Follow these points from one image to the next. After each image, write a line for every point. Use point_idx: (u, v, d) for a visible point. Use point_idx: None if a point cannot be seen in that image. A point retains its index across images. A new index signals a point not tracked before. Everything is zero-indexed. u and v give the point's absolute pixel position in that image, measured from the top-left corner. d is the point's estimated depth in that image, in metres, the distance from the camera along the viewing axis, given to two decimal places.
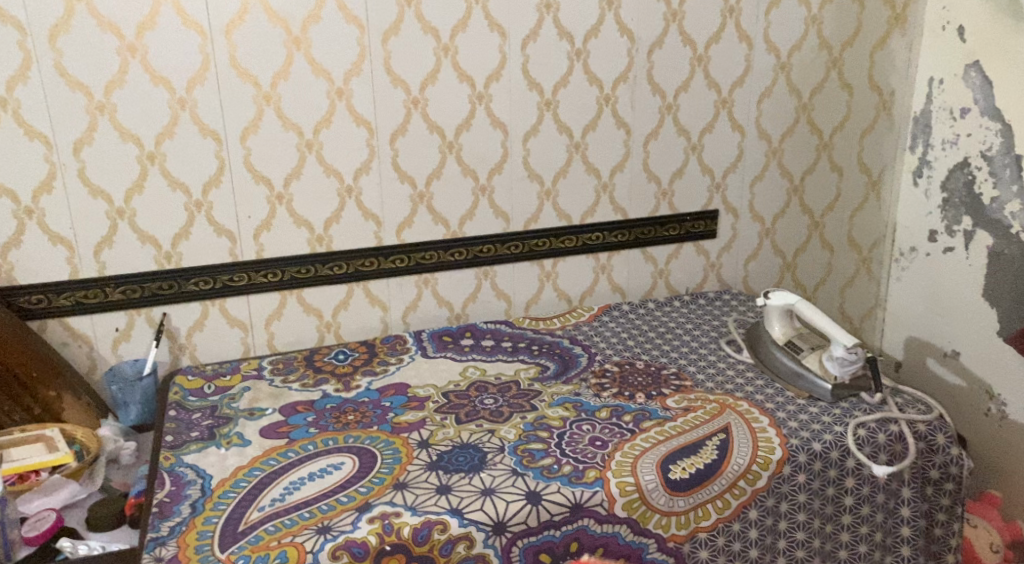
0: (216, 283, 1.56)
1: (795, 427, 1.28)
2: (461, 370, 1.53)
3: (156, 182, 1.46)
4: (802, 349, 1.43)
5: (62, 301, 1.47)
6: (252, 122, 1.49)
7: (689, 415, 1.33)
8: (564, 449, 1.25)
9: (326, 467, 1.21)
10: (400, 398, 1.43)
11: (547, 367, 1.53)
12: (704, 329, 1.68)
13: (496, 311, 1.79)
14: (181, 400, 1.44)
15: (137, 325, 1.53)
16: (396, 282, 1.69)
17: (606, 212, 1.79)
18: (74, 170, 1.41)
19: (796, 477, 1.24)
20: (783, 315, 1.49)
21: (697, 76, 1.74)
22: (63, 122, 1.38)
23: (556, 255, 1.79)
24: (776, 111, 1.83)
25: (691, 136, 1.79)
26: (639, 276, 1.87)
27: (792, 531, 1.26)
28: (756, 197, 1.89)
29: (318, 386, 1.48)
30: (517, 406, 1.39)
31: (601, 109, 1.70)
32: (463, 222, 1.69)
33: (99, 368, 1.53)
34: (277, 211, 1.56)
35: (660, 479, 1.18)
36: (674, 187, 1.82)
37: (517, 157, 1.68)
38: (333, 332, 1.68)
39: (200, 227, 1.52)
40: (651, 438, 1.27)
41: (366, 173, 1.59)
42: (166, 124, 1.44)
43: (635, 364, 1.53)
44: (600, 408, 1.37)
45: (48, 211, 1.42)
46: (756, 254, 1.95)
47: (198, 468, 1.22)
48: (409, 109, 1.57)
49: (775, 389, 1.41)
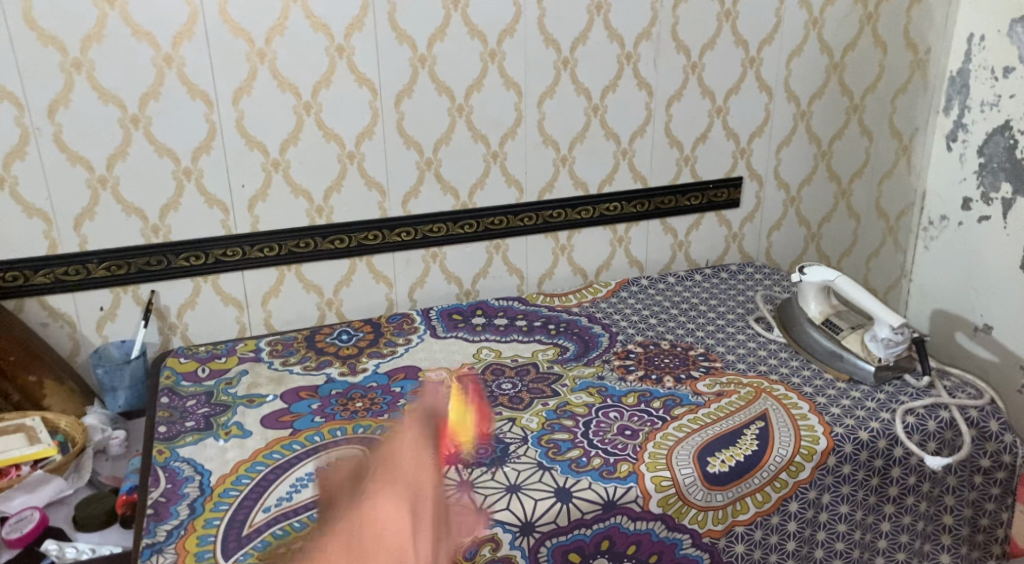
0: (208, 258, 1.44)
1: (839, 414, 1.19)
2: (474, 351, 1.43)
3: (141, 148, 1.33)
4: (841, 329, 1.34)
5: (40, 278, 1.34)
6: (245, 82, 1.35)
7: (723, 400, 1.24)
8: (592, 440, 1.15)
9: (336, 462, 1.11)
10: (410, 384, 1.33)
11: (567, 349, 1.43)
12: (730, 306, 1.59)
13: (508, 287, 1.69)
14: (173, 385, 1.33)
15: (123, 304, 1.41)
16: (402, 256, 1.57)
17: (625, 181, 1.68)
18: (49, 134, 1.27)
19: (841, 468, 1.15)
20: (820, 293, 1.40)
21: (724, 32, 1.62)
22: (35, 82, 1.24)
23: (571, 227, 1.68)
24: (806, 71, 1.72)
25: (716, 98, 1.67)
26: (658, 248, 1.77)
27: (833, 523, 1.17)
28: (782, 163, 1.79)
29: (322, 369, 1.38)
30: (537, 391, 1.29)
31: (622, 68, 1.58)
32: (473, 192, 1.58)
33: (83, 349, 1.41)
34: (273, 178, 1.43)
35: (698, 472, 1.09)
36: (697, 153, 1.71)
37: (532, 120, 1.56)
38: (335, 310, 1.57)
39: (190, 197, 1.39)
40: (685, 427, 1.18)
41: (370, 137, 1.47)
42: (152, 84, 1.30)
43: (660, 344, 1.44)
44: (627, 393, 1.28)
45: (21, 179, 1.29)
46: (779, 224, 1.86)
47: (195, 463, 1.12)
48: (416, 67, 1.44)
49: (812, 372, 1.32)
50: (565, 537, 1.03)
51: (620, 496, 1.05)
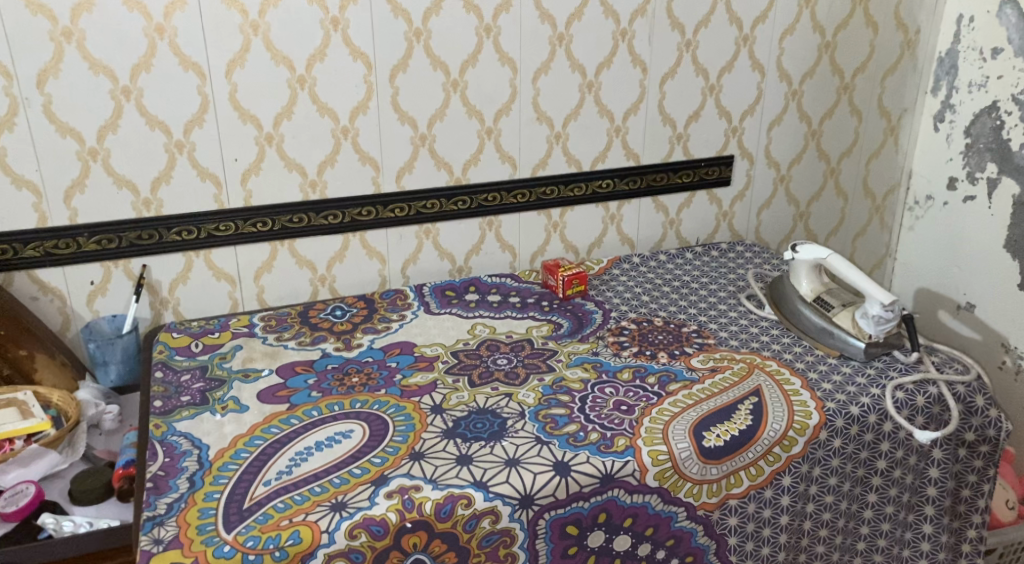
0: (201, 233, 1.43)
1: (830, 389, 1.22)
2: (469, 328, 1.44)
3: (133, 120, 1.31)
4: (832, 306, 1.37)
5: (29, 252, 1.33)
6: (238, 54, 1.33)
7: (717, 376, 1.26)
8: (589, 414, 1.17)
9: (335, 436, 1.12)
10: (406, 359, 1.33)
11: (561, 325, 1.44)
12: (721, 283, 1.60)
13: (500, 264, 1.69)
14: (166, 360, 1.32)
15: (114, 278, 1.39)
16: (396, 232, 1.57)
17: (618, 158, 1.68)
18: (38, 105, 1.25)
19: (832, 442, 1.18)
20: (812, 271, 1.43)
21: (719, 10, 1.62)
22: (25, 51, 1.21)
23: (564, 204, 1.68)
24: (798, 50, 1.72)
25: (709, 76, 1.67)
26: (649, 225, 1.78)
27: (823, 496, 1.21)
28: (773, 141, 1.80)
29: (317, 345, 1.37)
30: (533, 366, 1.31)
31: (617, 44, 1.58)
32: (467, 168, 1.57)
33: (74, 324, 1.40)
34: (266, 153, 1.42)
35: (694, 447, 1.11)
36: (690, 131, 1.72)
37: (526, 97, 1.56)
38: (328, 286, 1.56)
39: (182, 170, 1.37)
40: (680, 403, 1.20)
41: (364, 113, 1.45)
42: (143, 55, 1.28)
43: (653, 321, 1.45)
44: (622, 369, 1.30)
45: (10, 150, 1.26)
46: (769, 203, 1.87)
47: (193, 437, 1.12)
48: (411, 41, 1.43)
49: (803, 349, 1.35)
50: (563, 509, 1.05)
51: (617, 470, 1.07)
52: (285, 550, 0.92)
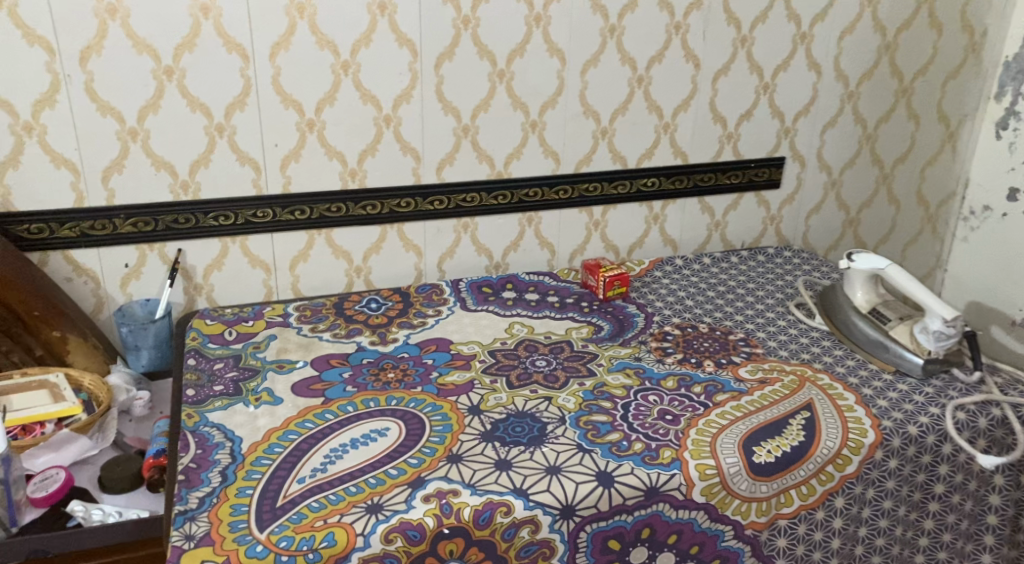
0: (238, 219, 1.40)
1: (886, 407, 1.17)
2: (507, 326, 1.40)
3: (174, 101, 1.28)
4: (889, 319, 1.31)
5: (66, 232, 1.30)
6: (283, 37, 1.30)
7: (767, 389, 1.21)
8: (632, 423, 1.13)
9: (370, 434, 1.09)
10: (442, 356, 1.30)
11: (602, 328, 1.40)
12: (768, 290, 1.55)
13: (538, 262, 1.65)
14: (199, 347, 1.29)
15: (149, 261, 1.37)
16: (434, 226, 1.53)
17: (664, 156, 1.63)
18: (80, 82, 1.22)
19: (888, 463, 1.13)
20: (868, 282, 1.37)
21: (777, 6, 1.55)
22: (70, 27, 1.19)
23: (607, 202, 1.63)
24: (857, 49, 1.64)
25: (764, 74, 1.61)
26: (694, 227, 1.73)
27: (876, 519, 1.16)
28: (826, 145, 1.73)
29: (352, 337, 1.34)
30: (573, 370, 1.26)
31: (670, 38, 1.52)
32: (509, 162, 1.53)
33: (107, 307, 1.37)
34: (307, 139, 1.38)
35: (743, 462, 1.07)
36: (741, 131, 1.66)
37: (573, 89, 1.51)
38: (363, 277, 1.53)
39: (221, 154, 1.34)
40: (728, 415, 1.15)
41: (408, 101, 1.41)
42: (187, 34, 1.25)
43: (698, 327, 1.40)
44: (666, 377, 1.25)
45: (50, 128, 1.24)
46: (819, 208, 1.80)
47: (225, 429, 1.09)
48: (458, 29, 1.39)
49: (856, 363, 1.29)
50: (605, 522, 1.01)
51: (663, 483, 1.02)
52: (318, 552, 0.89)
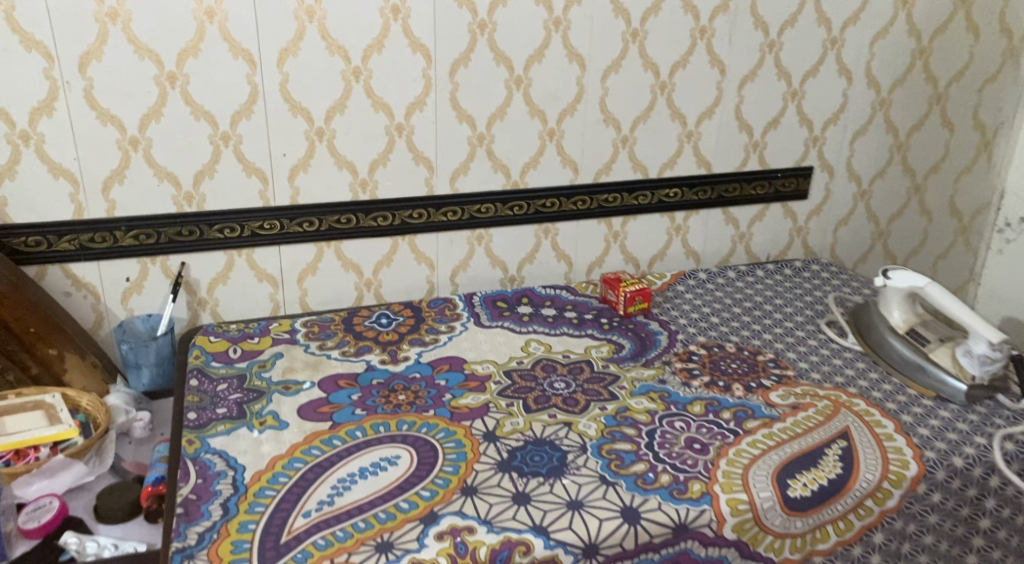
0: (243, 231, 1.34)
1: (928, 436, 1.10)
2: (523, 345, 1.34)
3: (177, 109, 1.23)
4: (928, 340, 1.25)
5: (64, 245, 1.24)
6: (291, 42, 1.24)
7: (800, 415, 1.15)
8: (658, 452, 1.06)
9: (380, 463, 1.03)
10: (456, 377, 1.23)
11: (623, 347, 1.33)
12: (797, 306, 1.48)
13: (555, 275, 1.59)
14: (201, 366, 1.23)
15: (151, 275, 1.31)
16: (447, 238, 1.47)
17: (688, 166, 1.56)
18: (80, 89, 1.17)
19: (931, 496, 1.06)
20: (905, 300, 1.29)
21: (807, 9, 1.49)
22: (68, 31, 1.13)
23: (627, 213, 1.57)
24: (890, 54, 1.57)
25: (792, 81, 1.54)
26: (717, 238, 1.66)
27: (916, 555, 1.09)
28: (856, 154, 1.66)
29: (361, 356, 1.28)
30: (593, 393, 1.20)
31: (694, 43, 1.45)
32: (526, 172, 1.47)
33: (106, 323, 1.32)
34: (316, 149, 1.33)
35: (778, 496, 1.00)
36: (767, 139, 1.59)
37: (593, 96, 1.44)
38: (373, 291, 1.47)
39: (227, 164, 1.29)
40: (759, 443, 1.09)
41: (421, 109, 1.35)
42: (191, 39, 1.19)
43: (724, 347, 1.33)
44: (692, 401, 1.18)
45: (47, 137, 1.18)
46: (847, 219, 1.73)
47: (227, 457, 1.04)
48: (475, 34, 1.33)
49: (893, 387, 1.22)
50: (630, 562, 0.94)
51: (692, 520, 0.96)
52: None
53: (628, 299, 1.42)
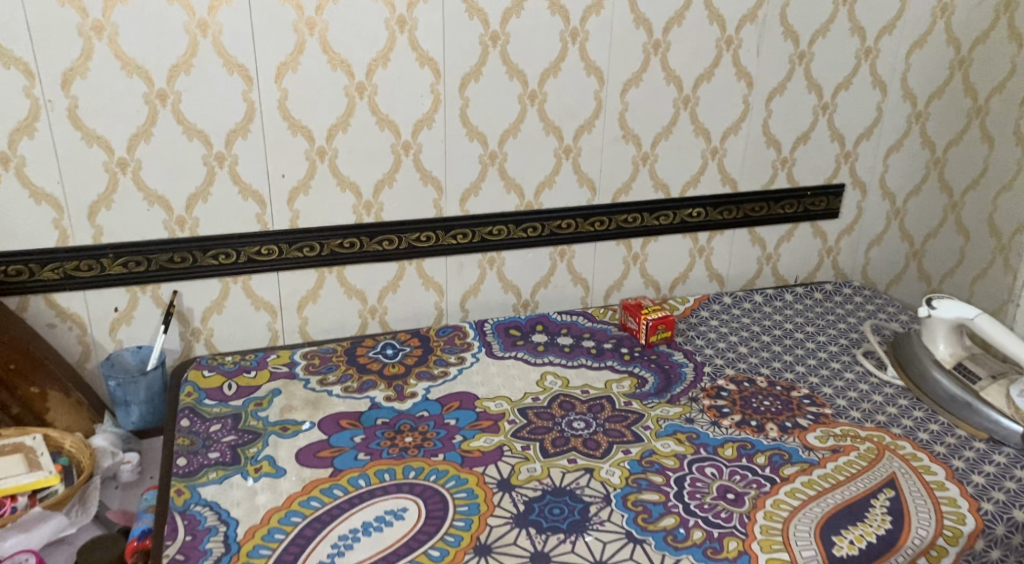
0: (239, 257, 1.26)
1: (984, 485, 1.01)
2: (538, 378, 1.25)
3: (168, 128, 1.15)
4: (979, 378, 1.15)
5: (48, 274, 1.16)
6: (290, 57, 1.16)
7: (841, 460, 1.05)
8: (688, 504, 0.97)
9: (386, 516, 0.94)
10: (466, 416, 1.14)
11: (646, 381, 1.24)
12: (830, 335, 1.38)
13: (571, 299, 1.50)
14: (194, 405, 1.15)
15: (141, 304, 1.23)
16: (457, 261, 1.38)
17: (712, 184, 1.47)
18: (63, 108, 1.09)
19: (989, 553, 0.96)
20: (951, 332, 1.20)
21: (840, 18, 1.40)
22: (50, 47, 1.05)
23: (647, 234, 1.48)
24: (928, 66, 1.49)
25: (823, 93, 1.46)
26: (742, 260, 1.57)
27: None
28: (890, 170, 1.58)
29: (365, 392, 1.19)
30: (616, 434, 1.11)
31: (720, 54, 1.37)
32: (540, 192, 1.38)
33: (94, 355, 1.24)
34: (317, 169, 1.24)
35: (821, 553, 0.90)
36: (796, 155, 1.50)
37: (612, 111, 1.36)
38: (378, 318, 1.39)
39: (222, 186, 1.20)
40: (799, 493, 0.99)
41: (429, 126, 1.27)
42: (183, 54, 1.11)
43: (755, 381, 1.24)
44: (723, 443, 1.09)
45: (29, 159, 1.10)
46: (880, 239, 1.64)
47: (219, 509, 0.95)
48: (486, 46, 1.24)
49: (941, 427, 1.13)
50: None
51: None
52: None
53: (649, 327, 1.33)
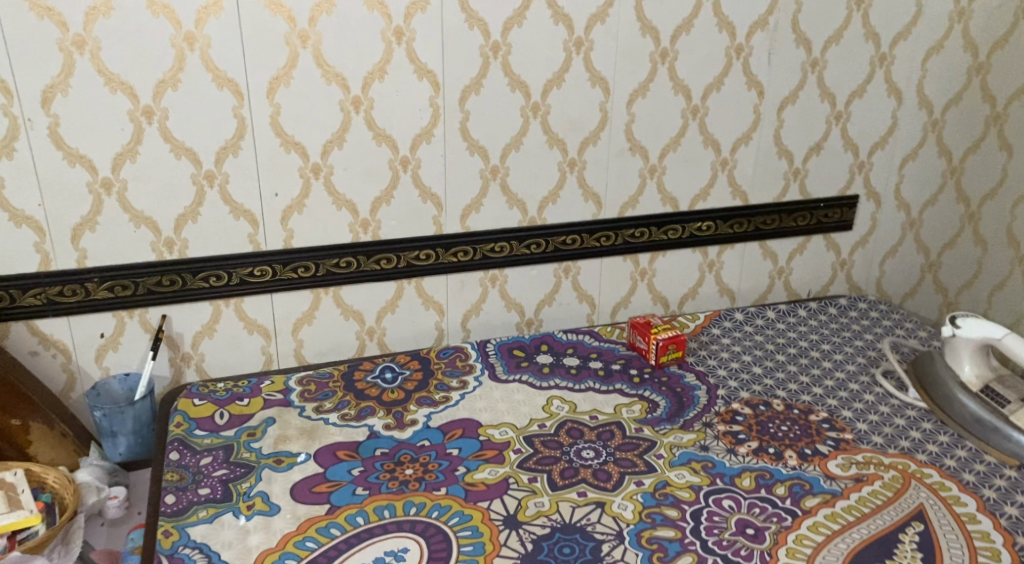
0: (231, 279, 1.20)
1: (1017, 518, 0.95)
2: (544, 403, 1.19)
3: (155, 146, 1.09)
4: (1008, 401, 1.09)
5: (29, 300, 1.11)
6: (282, 71, 1.11)
7: (865, 491, 1.00)
8: (705, 540, 0.91)
9: (385, 558, 0.88)
10: (470, 445, 1.09)
11: (657, 405, 1.18)
12: (847, 353, 1.33)
13: (577, 317, 1.44)
14: (184, 436, 1.09)
15: (128, 329, 1.18)
16: (458, 280, 1.33)
17: (722, 196, 1.42)
18: (43, 127, 1.04)
19: None
20: (977, 353, 1.14)
21: (853, 24, 1.36)
22: (29, 63, 1.00)
23: (655, 249, 1.42)
24: (944, 72, 1.43)
25: (836, 102, 1.41)
26: (753, 274, 1.52)
27: None
28: (905, 179, 1.53)
29: (363, 420, 1.14)
30: (627, 463, 1.05)
31: (730, 62, 1.32)
32: (544, 208, 1.33)
33: (79, 384, 1.18)
34: (312, 186, 1.19)
35: None
36: (808, 166, 1.45)
37: (618, 123, 1.30)
38: (377, 340, 1.33)
39: (212, 206, 1.15)
40: (823, 527, 0.94)
41: (428, 141, 1.22)
42: (169, 69, 1.06)
43: (771, 405, 1.18)
44: (740, 473, 1.03)
45: (7, 180, 1.05)
46: (895, 250, 1.59)
47: (209, 551, 0.89)
48: (487, 57, 1.19)
49: (968, 453, 1.07)
50: None
51: None
52: None
53: (659, 347, 1.27)
